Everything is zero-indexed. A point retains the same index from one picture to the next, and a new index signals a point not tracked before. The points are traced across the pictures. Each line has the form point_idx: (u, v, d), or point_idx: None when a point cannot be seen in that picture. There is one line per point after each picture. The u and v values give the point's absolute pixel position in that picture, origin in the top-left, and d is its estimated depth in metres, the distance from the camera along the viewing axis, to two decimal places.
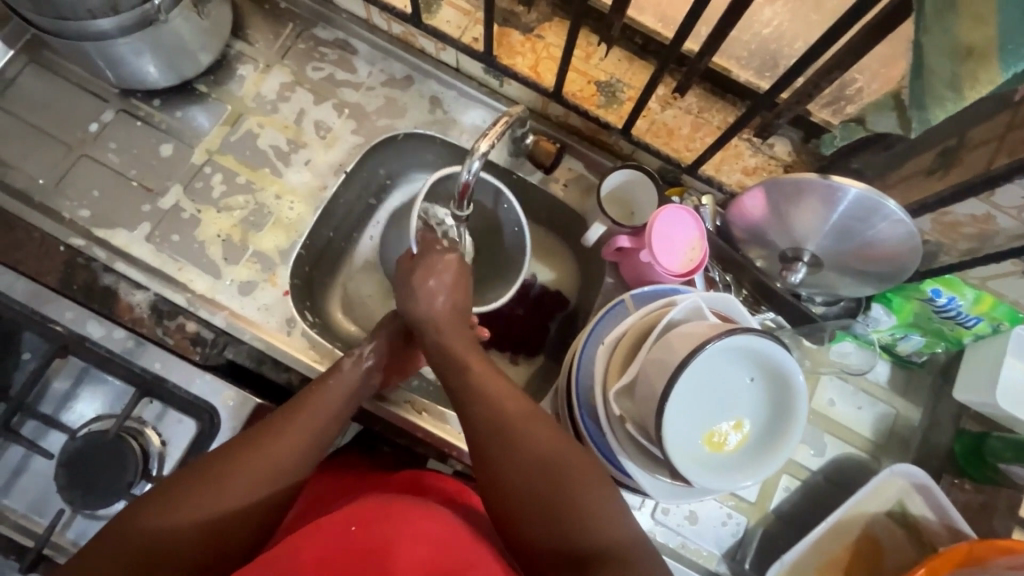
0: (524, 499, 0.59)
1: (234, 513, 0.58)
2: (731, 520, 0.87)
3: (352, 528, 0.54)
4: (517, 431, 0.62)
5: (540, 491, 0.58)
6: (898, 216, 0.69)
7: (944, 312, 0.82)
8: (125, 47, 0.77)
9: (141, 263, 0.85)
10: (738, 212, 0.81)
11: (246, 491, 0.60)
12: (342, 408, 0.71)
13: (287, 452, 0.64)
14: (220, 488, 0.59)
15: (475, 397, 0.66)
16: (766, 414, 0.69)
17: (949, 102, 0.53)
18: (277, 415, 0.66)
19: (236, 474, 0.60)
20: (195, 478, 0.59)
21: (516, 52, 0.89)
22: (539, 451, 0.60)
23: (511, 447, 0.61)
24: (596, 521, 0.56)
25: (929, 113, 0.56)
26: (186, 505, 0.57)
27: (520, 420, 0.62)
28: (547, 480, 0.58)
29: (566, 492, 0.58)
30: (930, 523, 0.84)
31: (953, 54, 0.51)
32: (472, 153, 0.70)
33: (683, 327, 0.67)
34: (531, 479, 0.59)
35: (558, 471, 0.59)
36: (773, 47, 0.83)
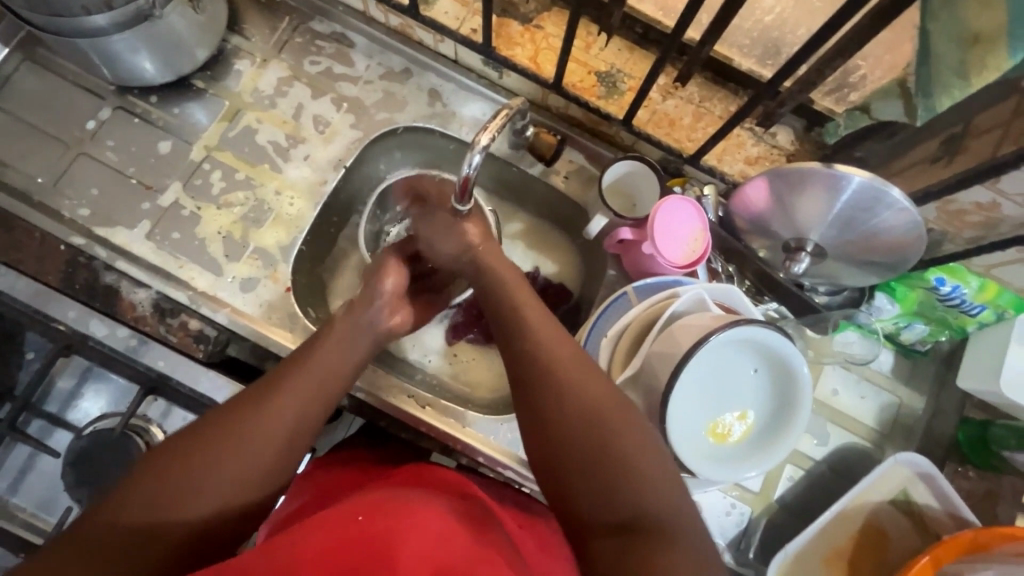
0: (585, 458, 0.55)
1: (242, 486, 0.55)
2: (736, 510, 0.87)
3: (359, 518, 0.54)
4: (560, 390, 0.59)
5: (579, 460, 0.55)
6: (903, 205, 0.68)
7: (949, 301, 0.82)
8: (120, 43, 0.77)
9: (142, 261, 0.85)
10: (741, 203, 0.81)
11: (254, 461, 0.56)
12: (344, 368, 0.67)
13: (293, 416, 0.60)
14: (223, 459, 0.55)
15: (519, 358, 0.63)
16: (770, 405, 0.70)
17: (957, 88, 0.55)
18: (279, 376, 0.62)
19: (240, 444, 0.56)
20: (194, 450, 0.54)
21: (515, 43, 0.89)
22: (586, 412, 0.57)
23: (555, 412, 0.58)
24: (645, 486, 0.53)
25: (936, 100, 0.58)
26: (184, 482, 0.53)
27: (563, 383, 0.60)
28: (588, 448, 0.55)
29: (614, 457, 0.54)
30: (934, 511, 0.84)
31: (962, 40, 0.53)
32: (473, 147, 0.67)
33: (685, 320, 0.67)
34: (573, 446, 0.56)
35: (602, 435, 0.55)
36: (775, 35, 0.82)
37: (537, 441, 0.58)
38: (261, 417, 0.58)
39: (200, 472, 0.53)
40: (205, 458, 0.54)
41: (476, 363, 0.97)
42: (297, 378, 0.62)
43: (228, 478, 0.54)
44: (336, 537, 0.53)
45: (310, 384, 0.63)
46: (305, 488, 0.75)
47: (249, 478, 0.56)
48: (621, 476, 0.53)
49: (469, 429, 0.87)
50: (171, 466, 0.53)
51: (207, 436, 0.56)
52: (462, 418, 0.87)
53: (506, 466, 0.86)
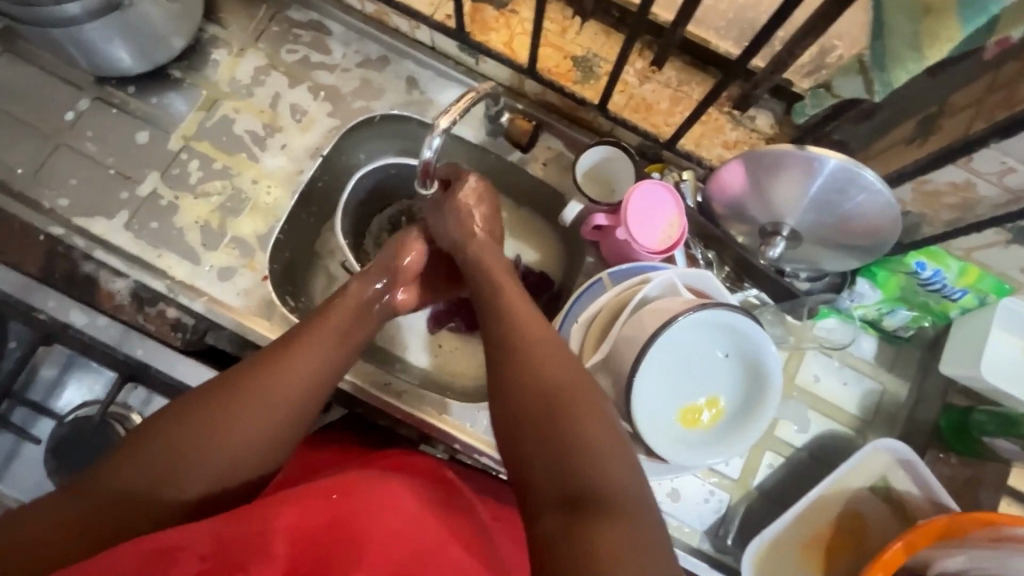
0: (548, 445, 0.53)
1: (203, 469, 0.54)
2: (714, 497, 0.87)
3: (334, 497, 0.54)
4: (535, 363, 0.59)
5: (537, 428, 0.54)
6: (876, 187, 0.67)
7: (930, 286, 0.80)
8: (94, 33, 0.77)
9: (121, 250, 0.86)
10: (717, 186, 0.80)
11: (226, 448, 0.56)
12: (333, 352, 0.66)
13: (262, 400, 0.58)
14: (191, 444, 0.54)
15: (501, 329, 0.63)
16: (742, 390, 0.69)
17: (910, 61, 0.54)
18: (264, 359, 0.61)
19: (212, 428, 0.56)
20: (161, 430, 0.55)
21: (490, 29, 0.88)
22: (556, 382, 0.56)
23: (517, 383, 0.58)
24: (597, 463, 0.50)
25: (890, 75, 0.58)
26: (153, 465, 0.53)
27: (536, 353, 0.59)
28: (547, 419, 0.54)
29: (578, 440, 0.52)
30: (915, 498, 0.83)
31: (914, 11, 0.52)
32: (433, 130, 0.69)
33: (654, 304, 0.67)
34: (534, 421, 0.54)
35: (564, 406, 0.54)
36: (750, 15, 0.82)
37: (501, 409, 0.58)
38: (234, 404, 0.57)
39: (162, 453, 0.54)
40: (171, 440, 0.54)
41: (457, 352, 0.96)
42: (277, 363, 0.61)
43: (196, 463, 0.54)
44: (312, 518, 0.52)
45: (292, 369, 0.61)
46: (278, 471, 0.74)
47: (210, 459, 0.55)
48: (578, 452, 0.51)
49: (446, 416, 0.87)
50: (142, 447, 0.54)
51: (175, 423, 0.55)
52: (438, 405, 0.87)
53: (483, 453, 0.86)
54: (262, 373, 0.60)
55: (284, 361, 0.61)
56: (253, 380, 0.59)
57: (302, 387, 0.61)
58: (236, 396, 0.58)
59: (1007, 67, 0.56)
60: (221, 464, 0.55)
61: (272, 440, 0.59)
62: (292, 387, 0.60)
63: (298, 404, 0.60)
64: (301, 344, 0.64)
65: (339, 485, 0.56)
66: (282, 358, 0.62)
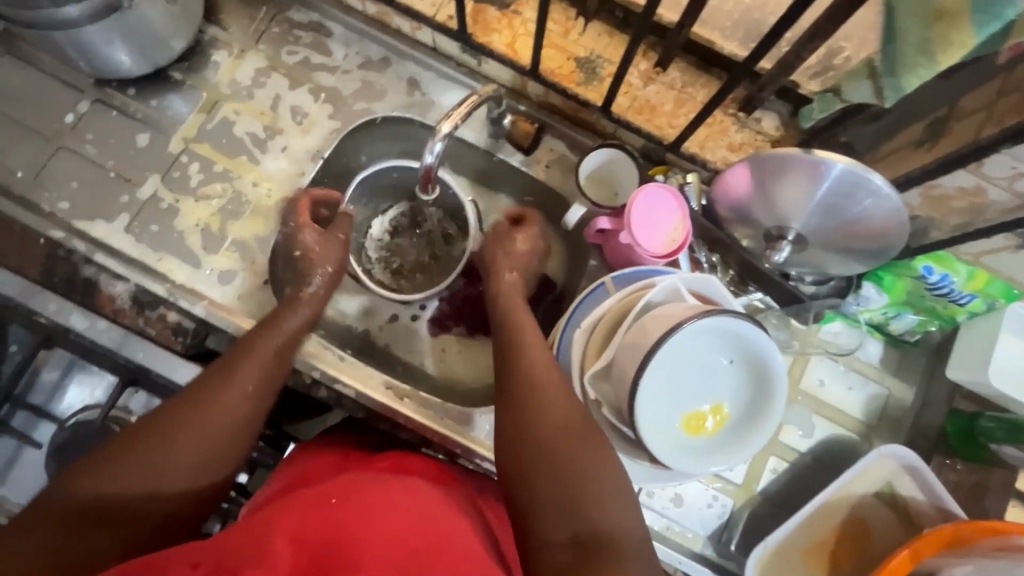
0: (543, 476, 0.57)
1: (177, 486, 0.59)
2: (717, 502, 0.86)
3: (332, 501, 0.55)
4: (532, 396, 0.63)
5: (544, 466, 0.58)
6: (884, 191, 0.66)
7: (938, 290, 0.79)
8: (93, 35, 0.76)
9: (121, 254, 0.85)
10: (722, 189, 0.79)
11: (187, 460, 0.60)
12: (278, 365, 0.72)
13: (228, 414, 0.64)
14: (155, 460, 0.59)
15: (507, 363, 0.68)
16: (746, 396, 0.68)
17: (922, 67, 0.54)
18: (222, 375, 0.66)
19: (172, 444, 0.60)
20: (144, 455, 0.58)
21: (492, 29, 0.87)
22: (560, 422, 0.60)
23: (524, 420, 0.62)
24: (604, 505, 0.54)
25: (901, 81, 0.57)
26: (127, 482, 0.57)
27: (542, 390, 0.63)
28: (553, 457, 0.58)
29: (567, 474, 0.56)
30: (920, 504, 0.82)
31: (926, 15, 0.52)
32: (436, 135, 0.69)
33: (658, 310, 0.66)
34: (537, 459, 0.58)
35: (569, 445, 0.58)
36: (756, 16, 0.79)
37: (505, 446, 0.62)
38: (190, 419, 0.62)
39: (145, 475, 0.58)
40: (152, 463, 0.58)
41: (459, 354, 0.95)
42: (234, 377, 0.67)
43: (161, 479, 0.59)
44: (312, 522, 0.52)
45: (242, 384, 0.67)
46: (279, 474, 0.74)
47: (183, 477, 0.60)
48: (584, 492, 0.55)
49: (450, 420, 0.86)
50: (123, 469, 0.57)
51: (137, 441, 0.59)
52: (440, 410, 0.86)
53: (484, 458, 0.85)
54: (217, 388, 0.65)
55: (234, 376, 0.67)
56: (206, 396, 0.64)
57: (253, 400, 0.67)
58: (193, 412, 0.63)
59: (1019, 71, 0.55)
60: (180, 477, 0.60)
61: (227, 451, 0.64)
62: (241, 397, 0.66)
63: (248, 415, 0.66)
64: (249, 359, 0.69)
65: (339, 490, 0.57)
66: (233, 372, 0.67)
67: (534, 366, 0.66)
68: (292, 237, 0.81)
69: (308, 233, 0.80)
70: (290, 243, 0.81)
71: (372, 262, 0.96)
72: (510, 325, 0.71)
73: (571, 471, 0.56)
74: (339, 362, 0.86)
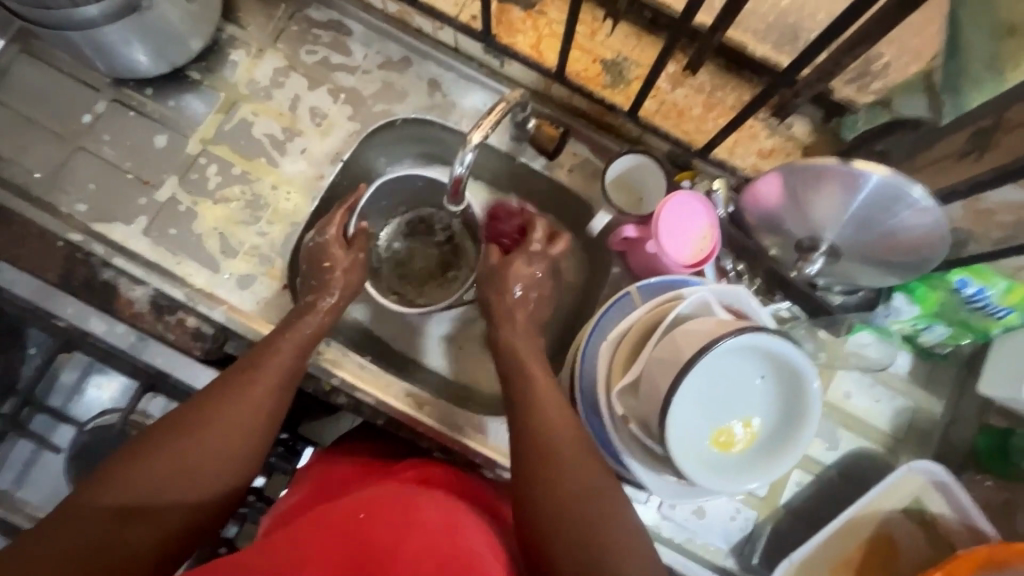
0: (557, 515, 0.57)
1: (196, 488, 0.58)
2: (740, 515, 0.85)
3: (360, 516, 0.54)
4: (548, 436, 0.63)
5: (563, 504, 0.58)
6: (924, 203, 0.64)
7: (973, 303, 0.77)
8: (112, 35, 0.75)
9: (139, 257, 0.84)
10: (752, 198, 0.77)
11: (214, 458, 0.60)
12: (298, 368, 0.72)
13: (248, 414, 0.64)
14: (182, 459, 0.58)
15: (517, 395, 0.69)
16: (777, 412, 0.67)
17: (986, 82, 0.62)
18: (243, 376, 0.66)
19: (195, 444, 0.59)
20: (167, 456, 0.58)
21: (517, 30, 0.85)
22: (574, 460, 0.61)
23: (541, 461, 0.62)
24: (627, 551, 0.55)
25: (964, 97, 0.65)
26: (157, 483, 0.56)
27: (562, 434, 0.63)
28: (570, 499, 0.58)
29: (586, 517, 0.57)
30: (948, 521, 0.81)
31: (995, 31, 0.60)
32: (467, 144, 0.68)
33: (689, 324, 0.64)
34: (557, 515, 0.57)
35: (590, 491, 0.59)
36: (791, 20, 0.76)
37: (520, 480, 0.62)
38: (214, 417, 0.62)
39: (165, 476, 0.57)
40: (172, 464, 0.58)
41: (478, 361, 0.94)
42: (254, 378, 0.66)
43: (189, 478, 0.58)
44: (340, 539, 0.52)
45: (265, 382, 0.66)
46: (301, 484, 0.74)
47: (203, 479, 0.59)
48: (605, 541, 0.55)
49: (469, 430, 0.85)
50: (142, 471, 0.56)
51: (162, 441, 0.58)
52: (461, 419, 0.85)
53: (505, 468, 0.84)
54: (240, 386, 0.65)
55: (254, 374, 0.66)
56: (228, 394, 0.64)
57: (275, 397, 0.67)
58: (216, 411, 0.62)
59: None
60: (208, 475, 0.59)
61: (253, 449, 0.63)
62: (261, 399, 0.65)
63: (271, 412, 0.66)
64: (267, 359, 0.69)
65: (366, 504, 0.56)
66: (254, 372, 0.67)
67: (552, 403, 0.67)
68: (323, 249, 0.80)
69: (337, 249, 0.80)
70: (319, 254, 0.80)
71: (380, 263, 0.95)
72: (524, 367, 0.71)
73: (590, 514, 0.57)
74: (359, 368, 0.85)
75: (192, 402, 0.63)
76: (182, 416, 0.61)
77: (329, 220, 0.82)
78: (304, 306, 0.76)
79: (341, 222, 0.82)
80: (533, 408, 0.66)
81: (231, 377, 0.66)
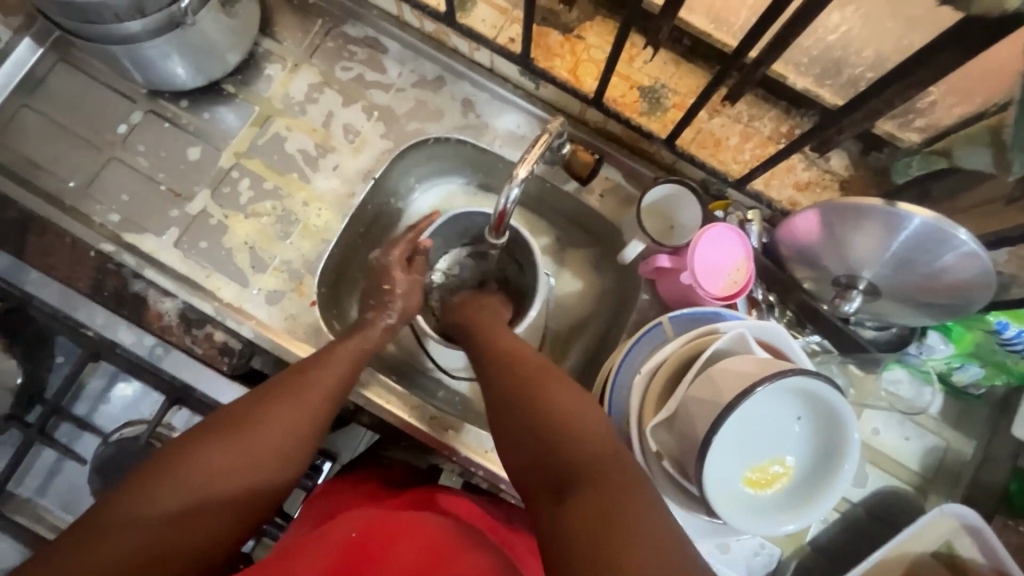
0: (517, 407, 0.58)
1: (242, 484, 0.57)
2: (764, 551, 0.84)
3: (355, 534, 0.58)
4: (502, 358, 0.66)
5: (517, 397, 0.59)
6: (971, 249, 0.63)
7: (1011, 346, 0.76)
8: (153, 50, 0.75)
9: (169, 269, 0.84)
10: (790, 232, 0.75)
11: (259, 462, 0.59)
12: (352, 373, 0.71)
13: (302, 413, 0.64)
14: (228, 463, 0.57)
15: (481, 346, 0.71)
16: (811, 454, 0.66)
17: None
18: (294, 376, 0.66)
19: (248, 441, 0.59)
20: (221, 452, 0.57)
21: (554, 54, 0.85)
22: (525, 360, 0.64)
23: (498, 374, 0.64)
24: (576, 434, 0.54)
25: None
26: (208, 475, 0.56)
27: (514, 353, 0.66)
28: (523, 388, 0.60)
29: (538, 404, 0.57)
30: (979, 566, 0.79)
31: None
32: (511, 178, 0.68)
33: (727, 363, 0.63)
34: (518, 417, 0.58)
35: (535, 377, 0.61)
36: (837, 55, 0.74)
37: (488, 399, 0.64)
38: (259, 429, 0.60)
39: (216, 470, 0.56)
40: (218, 453, 0.57)
41: None
42: (307, 378, 0.66)
43: (227, 491, 0.56)
44: (332, 552, 0.56)
45: (311, 396, 0.65)
46: (318, 507, 0.74)
47: (252, 474, 0.58)
48: (562, 431, 0.54)
49: (493, 454, 0.84)
50: (193, 467, 0.55)
51: (202, 450, 0.57)
52: (485, 442, 0.84)
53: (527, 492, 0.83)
54: (286, 398, 0.63)
55: (302, 388, 0.65)
56: (273, 405, 0.62)
57: (320, 410, 0.65)
58: (260, 422, 0.60)
59: None
60: (255, 483, 0.58)
61: (294, 464, 0.62)
62: (316, 402, 0.65)
63: (317, 423, 0.65)
64: (319, 362, 0.69)
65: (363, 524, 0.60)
66: (306, 375, 0.66)
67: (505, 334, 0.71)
68: (384, 270, 0.80)
69: (398, 272, 0.79)
70: (381, 275, 0.80)
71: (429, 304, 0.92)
72: (487, 331, 0.73)
73: (538, 397, 0.58)
74: (387, 390, 0.85)
75: (233, 408, 0.62)
76: (232, 412, 0.61)
77: (395, 242, 0.82)
78: (364, 323, 0.76)
79: (406, 248, 0.81)
80: (491, 349, 0.69)
81: (275, 388, 0.64)
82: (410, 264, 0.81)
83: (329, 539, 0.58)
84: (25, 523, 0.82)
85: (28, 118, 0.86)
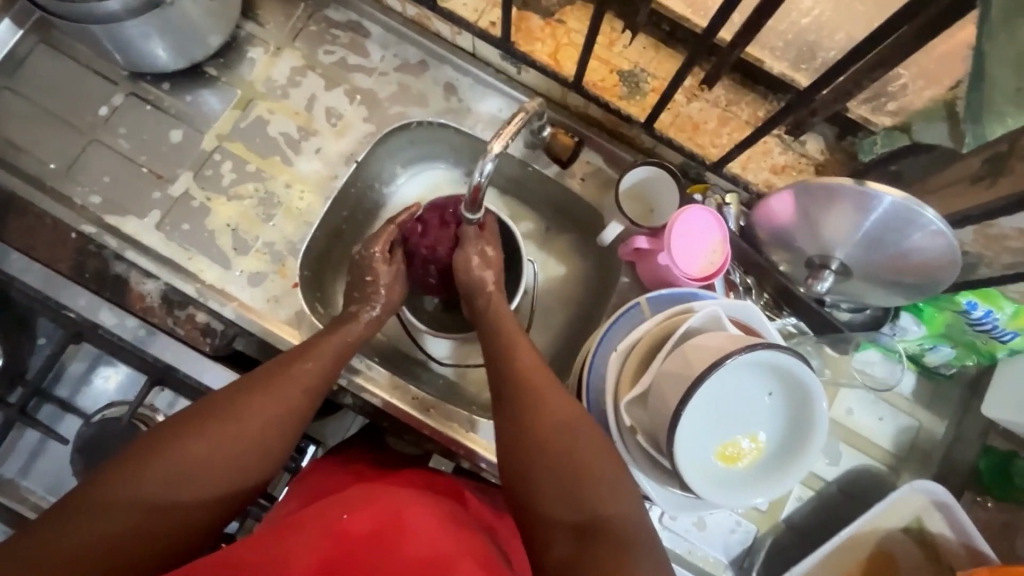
0: (531, 440, 0.60)
1: (219, 473, 0.58)
2: (741, 528, 0.86)
3: (344, 517, 0.55)
4: (509, 365, 0.67)
5: (527, 424, 0.61)
6: (937, 227, 0.64)
7: (980, 325, 0.78)
8: (133, 29, 0.75)
9: (151, 251, 0.84)
10: (765, 214, 0.76)
11: (236, 452, 0.59)
12: (337, 365, 0.71)
13: (282, 404, 0.63)
14: (204, 453, 0.57)
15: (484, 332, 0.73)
16: (782, 429, 0.67)
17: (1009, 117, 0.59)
18: (276, 367, 0.66)
19: (226, 431, 0.59)
20: (197, 440, 0.58)
21: (535, 38, 0.86)
22: (533, 375, 0.66)
23: (508, 387, 0.66)
24: (608, 498, 0.55)
25: (984, 128, 0.61)
26: (185, 463, 0.56)
27: (520, 363, 0.67)
28: (536, 417, 0.61)
29: (565, 442, 0.59)
30: (948, 542, 0.81)
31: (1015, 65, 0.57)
32: (485, 154, 0.68)
33: (698, 339, 0.65)
34: (528, 445, 0.60)
35: (546, 403, 0.62)
36: (811, 38, 0.76)
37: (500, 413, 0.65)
38: (237, 420, 0.60)
39: (194, 460, 0.57)
40: (195, 440, 0.57)
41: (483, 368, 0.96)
42: (288, 369, 0.66)
43: (201, 479, 0.57)
44: (325, 536, 0.53)
45: (292, 388, 0.65)
46: (299, 490, 0.74)
47: (228, 462, 0.58)
48: (586, 482, 0.56)
49: (474, 434, 0.85)
50: (170, 455, 0.56)
51: (180, 440, 0.57)
52: (465, 423, 0.85)
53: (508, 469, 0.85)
54: (266, 389, 0.63)
55: (283, 378, 0.65)
56: (251, 395, 0.62)
57: (300, 401, 0.65)
58: (239, 412, 0.60)
59: None
60: (231, 472, 0.58)
61: (271, 453, 0.62)
62: (296, 395, 0.65)
63: (297, 415, 0.64)
64: (302, 354, 0.68)
65: (349, 504, 0.57)
66: (289, 367, 0.66)
67: (514, 328, 0.73)
68: (366, 263, 0.79)
69: (381, 265, 0.79)
70: (362, 267, 0.79)
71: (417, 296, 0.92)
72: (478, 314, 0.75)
73: (552, 430, 0.60)
74: (368, 370, 0.85)
75: (213, 398, 0.61)
76: (214, 402, 0.61)
77: (375, 235, 0.80)
78: (347, 317, 0.76)
79: (389, 237, 0.80)
80: (498, 338, 0.71)
81: (254, 378, 0.64)
82: (392, 257, 0.80)
83: (314, 520, 0.55)
84: (6, 501, 0.82)
85: (9, 100, 0.86)
